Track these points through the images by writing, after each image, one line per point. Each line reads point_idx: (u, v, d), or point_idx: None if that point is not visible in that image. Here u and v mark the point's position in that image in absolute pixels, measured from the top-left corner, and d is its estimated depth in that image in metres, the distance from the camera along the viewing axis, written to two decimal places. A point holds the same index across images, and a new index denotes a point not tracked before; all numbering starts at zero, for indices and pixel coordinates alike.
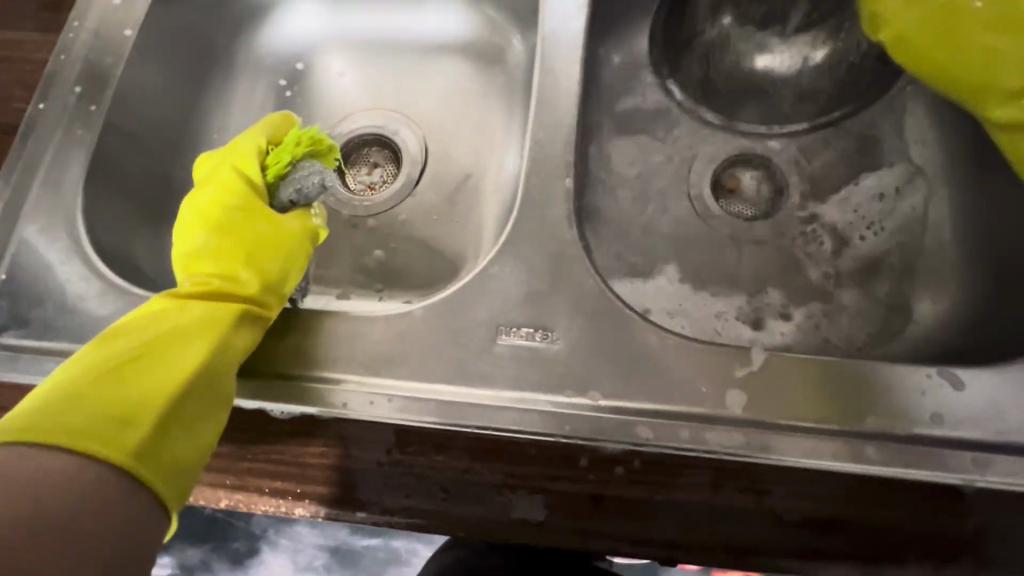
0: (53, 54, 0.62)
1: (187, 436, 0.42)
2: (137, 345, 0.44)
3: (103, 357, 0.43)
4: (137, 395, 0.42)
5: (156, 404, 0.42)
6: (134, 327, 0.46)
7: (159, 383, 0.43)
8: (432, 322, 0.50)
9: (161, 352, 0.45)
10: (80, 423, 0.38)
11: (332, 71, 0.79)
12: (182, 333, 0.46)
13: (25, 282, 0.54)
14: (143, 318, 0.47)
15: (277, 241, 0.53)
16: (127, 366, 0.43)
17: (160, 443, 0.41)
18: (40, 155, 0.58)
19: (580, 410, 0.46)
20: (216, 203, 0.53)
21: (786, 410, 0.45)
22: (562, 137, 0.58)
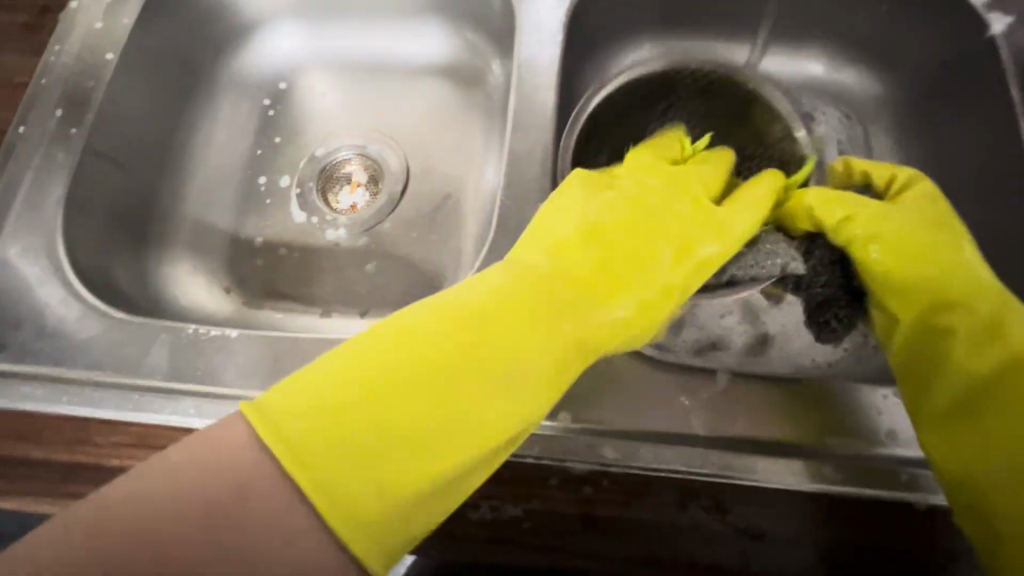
0: (34, 77, 0.62)
1: (388, 489, 0.39)
2: (462, 383, 0.42)
3: (374, 364, 0.42)
4: (426, 452, 0.40)
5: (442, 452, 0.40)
6: (393, 362, 0.42)
7: (387, 417, 0.40)
8: None
9: (446, 374, 0.42)
10: (299, 450, 0.38)
11: (314, 91, 0.81)
12: (496, 363, 0.44)
13: (4, 305, 0.54)
14: (458, 340, 0.44)
15: (651, 280, 0.50)
16: (432, 407, 0.41)
17: (387, 493, 0.39)
18: (20, 178, 0.59)
19: (550, 431, 0.47)
20: (617, 240, 0.52)
21: (747, 428, 0.47)
22: (535, 162, 0.60)
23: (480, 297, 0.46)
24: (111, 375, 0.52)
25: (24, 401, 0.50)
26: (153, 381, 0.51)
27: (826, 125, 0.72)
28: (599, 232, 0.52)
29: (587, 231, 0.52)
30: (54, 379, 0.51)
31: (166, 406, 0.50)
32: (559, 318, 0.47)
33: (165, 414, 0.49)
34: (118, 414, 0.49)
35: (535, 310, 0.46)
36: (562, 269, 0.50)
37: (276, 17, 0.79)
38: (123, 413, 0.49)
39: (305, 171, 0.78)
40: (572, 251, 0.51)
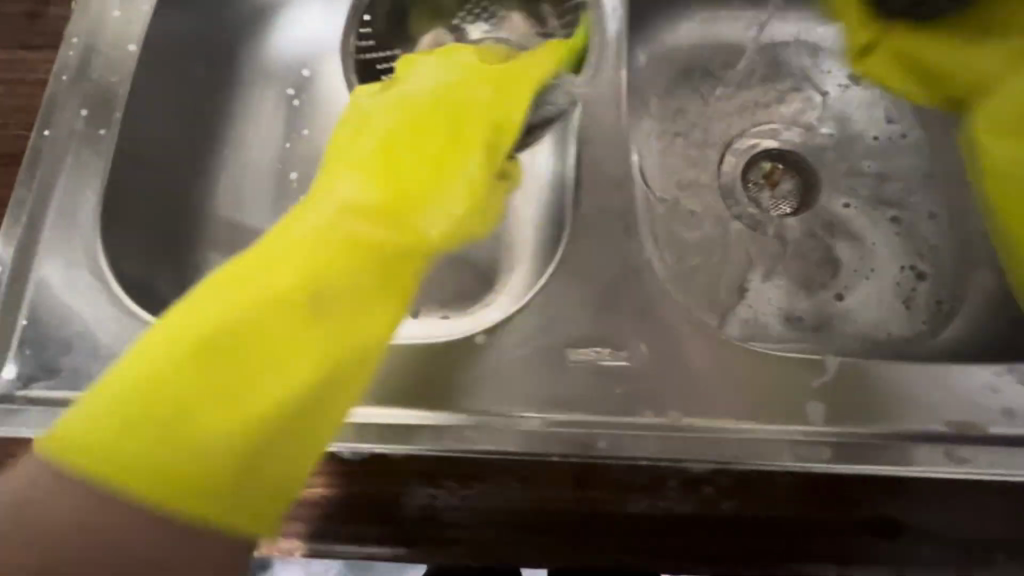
0: (53, 73, 0.57)
1: (277, 379, 0.38)
2: (248, 307, 0.39)
3: (165, 363, 0.36)
4: (298, 325, 0.40)
5: (257, 436, 0.37)
6: (210, 323, 0.38)
7: (291, 278, 0.41)
8: (498, 346, 0.48)
9: (235, 372, 0.38)
10: (157, 473, 0.34)
11: (340, 77, 0.73)
12: (355, 250, 0.43)
13: (50, 327, 0.50)
14: (303, 237, 0.43)
15: (434, 202, 0.47)
16: (245, 323, 0.38)
17: (236, 455, 0.36)
18: (50, 185, 0.53)
19: (661, 430, 0.45)
20: (415, 133, 0.50)
21: (864, 416, 0.45)
22: (607, 146, 0.56)
23: (393, 146, 0.49)
24: None
25: None
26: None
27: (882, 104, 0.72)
28: (453, 123, 0.50)
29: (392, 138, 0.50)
30: None
31: None
32: (324, 263, 0.42)
33: None
34: None
35: (339, 261, 0.42)
36: (346, 192, 0.46)
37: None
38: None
39: None
40: (375, 178, 0.47)
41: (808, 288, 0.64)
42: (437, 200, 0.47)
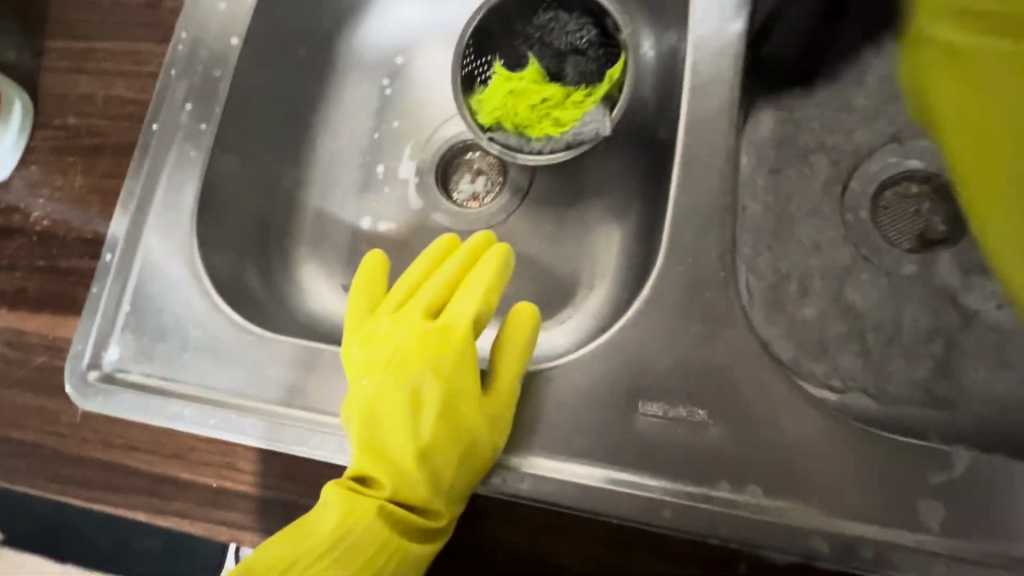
0: (163, 68, 0.59)
1: (440, 465, 0.42)
2: (450, 454, 0.42)
3: (364, 424, 0.41)
4: (461, 407, 0.42)
5: (448, 467, 0.42)
6: (384, 397, 0.42)
7: (357, 457, 0.42)
8: (563, 386, 0.45)
9: (442, 420, 0.42)
10: (383, 464, 0.42)
11: (433, 67, 0.73)
12: (448, 423, 0.42)
13: (148, 315, 0.53)
14: (377, 392, 0.42)
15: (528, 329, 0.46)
16: (440, 466, 0.42)
17: (445, 475, 0.42)
18: (152, 179, 0.56)
19: (738, 511, 0.40)
20: (489, 297, 0.45)
21: (984, 525, 0.39)
22: (714, 170, 0.49)
23: (446, 321, 0.44)
24: (262, 400, 0.49)
25: (174, 420, 0.49)
26: (306, 410, 0.48)
27: None
28: (420, 343, 0.43)
29: (445, 320, 0.44)
30: (193, 394, 0.50)
31: (313, 441, 0.47)
32: (442, 415, 0.42)
33: (308, 447, 0.47)
34: (263, 444, 0.47)
35: (448, 431, 0.42)
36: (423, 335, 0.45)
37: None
38: (246, 431, 0.48)
39: (424, 156, 0.72)
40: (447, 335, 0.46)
41: (919, 346, 0.55)
42: (484, 307, 0.44)
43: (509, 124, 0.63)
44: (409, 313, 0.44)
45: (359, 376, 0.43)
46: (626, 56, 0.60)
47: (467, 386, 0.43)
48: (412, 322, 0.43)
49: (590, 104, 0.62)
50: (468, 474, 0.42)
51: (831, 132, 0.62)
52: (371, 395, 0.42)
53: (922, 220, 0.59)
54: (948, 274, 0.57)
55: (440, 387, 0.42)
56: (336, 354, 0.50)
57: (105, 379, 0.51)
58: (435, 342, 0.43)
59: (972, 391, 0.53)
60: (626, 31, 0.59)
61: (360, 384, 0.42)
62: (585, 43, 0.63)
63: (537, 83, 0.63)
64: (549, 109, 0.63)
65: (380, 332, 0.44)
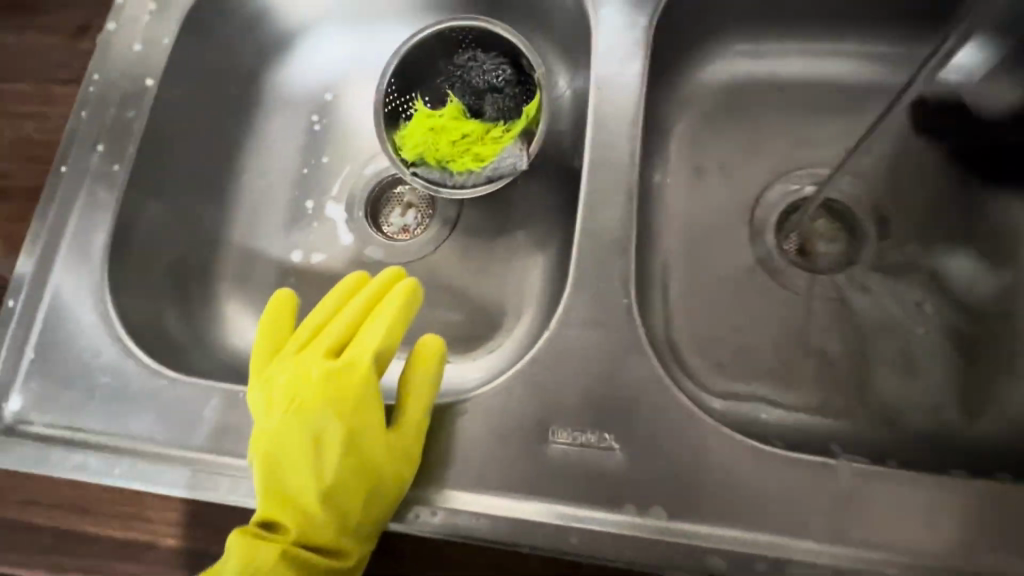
0: (74, 111, 0.58)
1: (346, 506, 0.42)
2: (356, 494, 0.42)
3: (267, 467, 0.41)
4: (367, 446, 0.42)
5: (354, 507, 0.42)
6: (287, 438, 0.42)
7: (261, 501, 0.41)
8: (477, 418, 0.46)
9: (348, 460, 0.42)
10: (287, 508, 0.42)
11: (359, 104, 0.74)
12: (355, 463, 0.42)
13: (52, 362, 0.51)
14: (279, 434, 0.41)
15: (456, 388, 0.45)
16: (347, 507, 0.42)
17: (351, 515, 0.42)
18: (60, 223, 0.55)
19: (644, 534, 0.42)
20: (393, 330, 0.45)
21: (870, 533, 0.41)
22: (618, 203, 0.51)
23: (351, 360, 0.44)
24: (173, 446, 0.48)
25: (78, 471, 0.47)
26: (218, 454, 0.47)
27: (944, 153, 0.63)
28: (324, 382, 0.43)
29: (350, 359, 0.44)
30: (100, 443, 0.49)
31: (225, 484, 0.46)
32: (347, 455, 0.42)
33: (220, 492, 0.46)
34: (172, 491, 0.46)
35: (353, 470, 0.42)
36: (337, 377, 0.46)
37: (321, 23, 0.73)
38: (155, 479, 0.47)
39: (353, 191, 0.73)
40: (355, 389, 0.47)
41: (823, 363, 0.58)
42: (389, 343, 0.45)
43: (431, 160, 0.65)
44: (313, 352, 0.44)
45: (261, 417, 0.42)
46: (540, 94, 0.62)
47: (374, 424, 0.43)
48: (315, 361, 0.43)
49: (509, 139, 0.64)
50: (375, 513, 0.42)
51: (736, 162, 0.65)
52: (273, 437, 0.41)
53: (822, 243, 0.63)
54: (846, 292, 0.61)
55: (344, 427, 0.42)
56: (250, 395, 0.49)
57: (4, 432, 0.49)
58: (338, 380, 0.43)
59: (871, 403, 0.56)
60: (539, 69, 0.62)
61: (263, 426, 0.42)
62: (502, 82, 0.65)
63: (458, 119, 0.65)
64: (471, 144, 0.65)
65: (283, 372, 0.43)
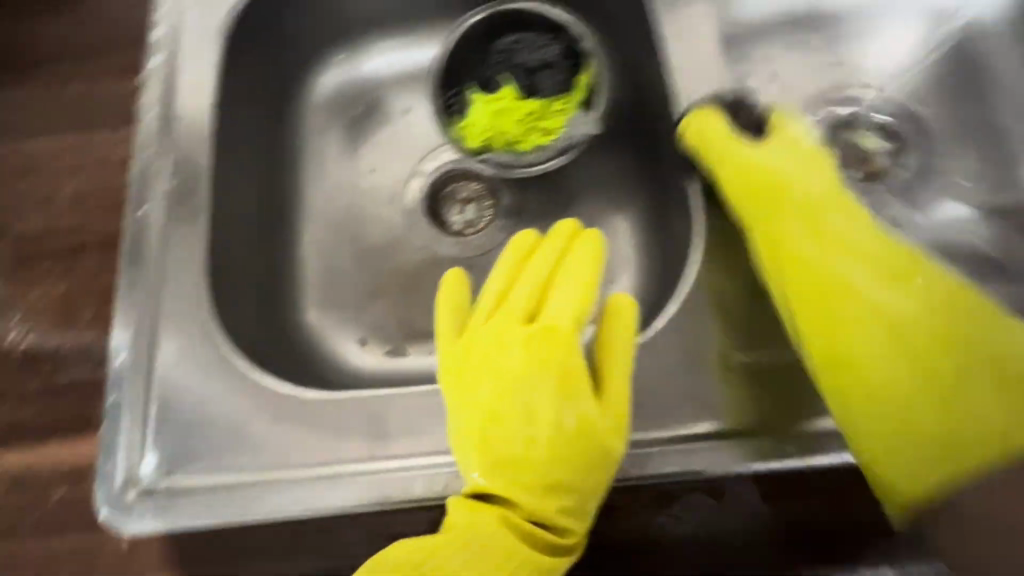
0: (136, 151, 0.55)
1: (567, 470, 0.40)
2: (575, 447, 0.40)
3: (482, 435, 0.41)
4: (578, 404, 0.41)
5: (574, 469, 0.40)
6: (498, 403, 0.42)
7: (476, 474, 0.40)
8: (650, 360, 0.47)
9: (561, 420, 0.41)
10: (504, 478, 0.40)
11: (397, 110, 0.73)
12: (569, 418, 0.41)
13: (181, 410, 0.48)
14: (489, 401, 0.42)
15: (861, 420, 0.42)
16: (568, 462, 0.40)
17: (572, 478, 0.40)
18: (153, 267, 0.52)
19: (841, 426, 0.44)
20: (581, 284, 0.46)
21: None
22: (721, 137, 0.53)
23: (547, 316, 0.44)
24: (344, 463, 0.45)
25: (245, 513, 0.43)
26: (396, 460, 0.44)
27: (950, 58, 0.70)
28: (525, 344, 0.43)
29: (545, 317, 0.45)
30: (257, 480, 0.45)
31: (416, 486, 0.44)
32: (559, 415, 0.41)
33: (412, 495, 0.43)
34: (360, 507, 0.43)
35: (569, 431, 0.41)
36: (895, 321, 0.44)
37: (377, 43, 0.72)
38: (335, 501, 0.43)
39: (412, 196, 0.72)
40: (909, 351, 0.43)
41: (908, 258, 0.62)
42: (580, 304, 0.45)
43: (499, 145, 0.65)
44: (506, 319, 0.45)
45: (466, 388, 0.43)
46: (595, 60, 0.64)
47: (579, 383, 0.42)
48: (512, 327, 0.44)
49: (572, 110, 0.65)
50: (595, 473, 0.40)
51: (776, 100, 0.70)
52: (483, 405, 0.42)
53: (867, 158, 0.69)
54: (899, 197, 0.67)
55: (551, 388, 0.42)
56: (409, 395, 0.47)
57: (147, 494, 0.45)
58: (539, 341, 0.43)
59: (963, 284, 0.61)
60: (591, 38, 0.63)
61: (472, 394, 0.42)
62: (553, 57, 0.66)
63: (516, 101, 0.66)
64: (535, 122, 0.65)
65: (483, 342, 0.44)
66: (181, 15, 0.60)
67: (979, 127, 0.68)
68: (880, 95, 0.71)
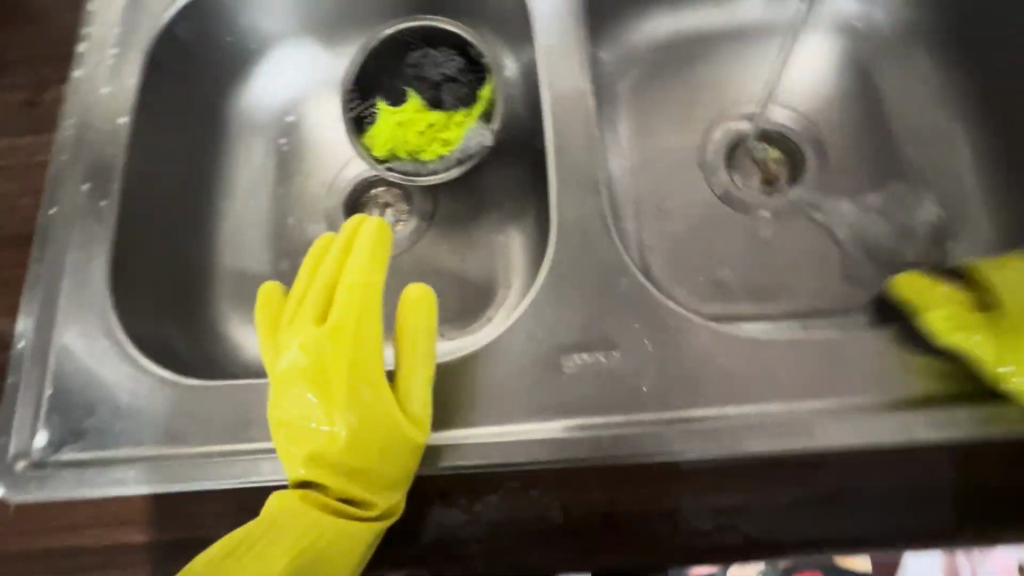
0: (55, 157, 0.61)
1: (379, 449, 0.46)
2: (380, 431, 0.46)
3: (297, 431, 0.45)
4: (380, 389, 0.48)
5: (386, 444, 0.46)
6: (308, 400, 0.46)
7: (298, 468, 0.45)
8: (495, 360, 0.50)
9: (370, 402, 0.47)
10: (320, 465, 0.46)
11: (320, 118, 0.77)
12: (374, 402, 0.47)
13: (73, 390, 0.53)
14: (302, 396, 0.46)
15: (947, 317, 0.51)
16: (375, 447, 0.46)
17: (384, 456, 0.46)
18: (61, 261, 0.57)
19: (662, 426, 0.47)
20: (370, 277, 0.51)
21: (845, 390, 0.48)
22: (584, 153, 0.57)
23: (341, 312, 0.49)
24: (207, 446, 0.49)
25: (119, 484, 0.48)
26: (252, 443, 0.49)
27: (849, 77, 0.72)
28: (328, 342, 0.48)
29: (336, 317, 0.49)
30: (134, 455, 0.50)
31: (267, 467, 0.48)
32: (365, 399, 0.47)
33: (264, 473, 0.48)
34: (215, 484, 0.48)
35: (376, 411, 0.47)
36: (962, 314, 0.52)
37: (292, 53, 0.76)
38: (192, 479, 0.48)
39: (330, 200, 0.75)
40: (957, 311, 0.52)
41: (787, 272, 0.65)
42: (373, 291, 0.51)
43: (402, 154, 0.70)
44: (308, 319, 0.49)
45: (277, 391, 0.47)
46: (492, 77, 0.68)
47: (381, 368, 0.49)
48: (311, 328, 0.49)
49: (471, 122, 0.69)
50: (400, 444, 0.46)
51: (679, 116, 0.72)
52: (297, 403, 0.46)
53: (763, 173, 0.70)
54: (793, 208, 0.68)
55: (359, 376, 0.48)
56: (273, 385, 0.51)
57: (34, 468, 0.50)
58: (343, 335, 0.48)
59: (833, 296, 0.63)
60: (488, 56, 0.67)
61: (286, 394, 0.46)
62: (456, 72, 0.70)
63: (421, 113, 0.70)
64: (436, 133, 0.70)
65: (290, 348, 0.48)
66: (106, 31, 0.65)
67: (871, 145, 0.70)
68: (782, 111, 0.72)
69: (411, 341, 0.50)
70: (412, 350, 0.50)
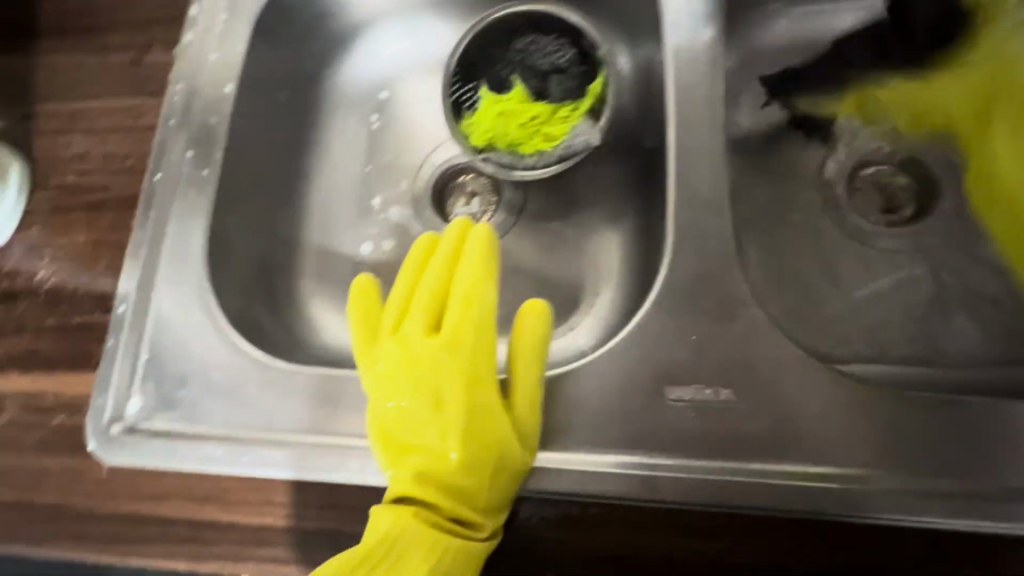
0: (162, 121, 0.61)
1: (484, 469, 0.44)
2: (485, 450, 0.44)
3: (401, 443, 0.44)
4: (487, 404, 0.46)
5: (492, 464, 0.44)
6: (414, 412, 0.45)
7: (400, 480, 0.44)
8: (594, 383, 0.47)
9: (476, 419, 0.45)
10: (422, 478, 0.44)
11: (416, 98, 0.75)
12: (481, 419, 0.45)
13: (168, 359, 0.53)
14: (407, 406, 0.45)
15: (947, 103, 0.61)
16: (479, 467, 0.44)
17: (488, 476, 0.44)
18: (162, 228, 0.57)
19: (776, 479, 0.43)
20: (479, 287, 0.48)
21: (981, 464, 0.43)
22: (704, 165, 0.53)
23: (450, 321, 0.47)
24: (295, 434, 0.49)
25: (208, 462, 0.49)
26: (341, 437, 0.48)
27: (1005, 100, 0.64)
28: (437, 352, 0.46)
29: (446, 326, 0.47)
30: (224, 434, 0.50)
31: (354, 464, 0.47)
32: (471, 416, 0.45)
33: (350, 470, 0.47)
34: (301, 474, 0.47)
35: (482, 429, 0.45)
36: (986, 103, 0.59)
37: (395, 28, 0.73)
38: (280, 466, 0.48)
39: (418, 184, 0.73)
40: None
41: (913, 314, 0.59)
42: (482, 300, 0.48)
43: (501, 145, 0.66)
44: (414, 325, 0.48)
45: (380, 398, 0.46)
46: (605, 72, 0.64)
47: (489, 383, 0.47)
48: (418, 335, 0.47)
49: (577, 118, 0.65)
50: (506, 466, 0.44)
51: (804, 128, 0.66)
52: (402, 413, 0.45)
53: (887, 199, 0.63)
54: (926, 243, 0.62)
55: (467, 390, 0.46)
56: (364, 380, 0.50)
57: (127, 432, 0.51)
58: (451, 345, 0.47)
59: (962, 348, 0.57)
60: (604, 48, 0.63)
61: (390, 402, 0.45)
62: (565, 63, 0.67)
63: (525, 103, 0.67)
64: (539, 127, 0.66)
65: (395, 355, 0.47)
66: None
67: None
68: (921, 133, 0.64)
69: (519, 357, 0.48)
70: (521, 366, 0.47)
